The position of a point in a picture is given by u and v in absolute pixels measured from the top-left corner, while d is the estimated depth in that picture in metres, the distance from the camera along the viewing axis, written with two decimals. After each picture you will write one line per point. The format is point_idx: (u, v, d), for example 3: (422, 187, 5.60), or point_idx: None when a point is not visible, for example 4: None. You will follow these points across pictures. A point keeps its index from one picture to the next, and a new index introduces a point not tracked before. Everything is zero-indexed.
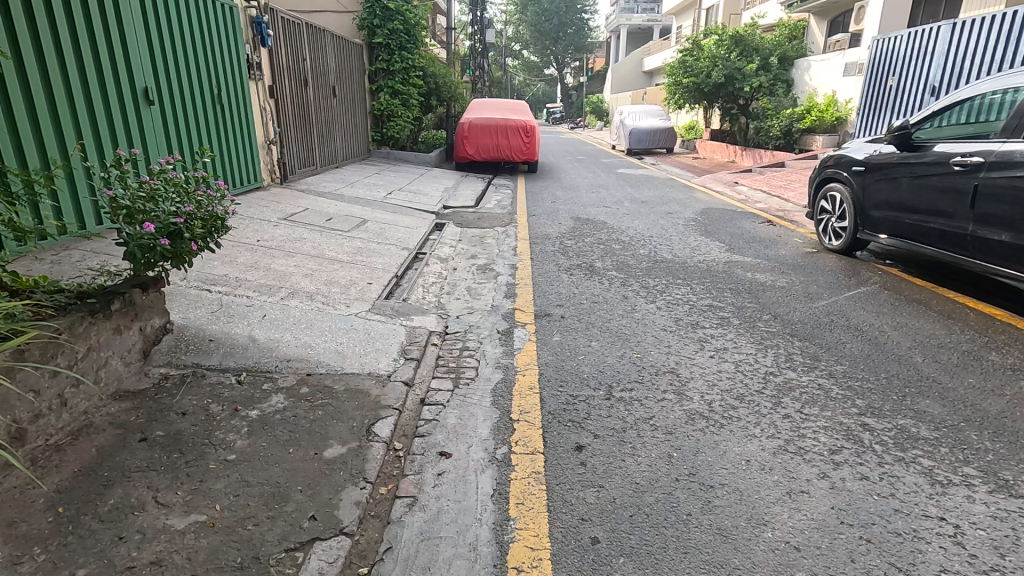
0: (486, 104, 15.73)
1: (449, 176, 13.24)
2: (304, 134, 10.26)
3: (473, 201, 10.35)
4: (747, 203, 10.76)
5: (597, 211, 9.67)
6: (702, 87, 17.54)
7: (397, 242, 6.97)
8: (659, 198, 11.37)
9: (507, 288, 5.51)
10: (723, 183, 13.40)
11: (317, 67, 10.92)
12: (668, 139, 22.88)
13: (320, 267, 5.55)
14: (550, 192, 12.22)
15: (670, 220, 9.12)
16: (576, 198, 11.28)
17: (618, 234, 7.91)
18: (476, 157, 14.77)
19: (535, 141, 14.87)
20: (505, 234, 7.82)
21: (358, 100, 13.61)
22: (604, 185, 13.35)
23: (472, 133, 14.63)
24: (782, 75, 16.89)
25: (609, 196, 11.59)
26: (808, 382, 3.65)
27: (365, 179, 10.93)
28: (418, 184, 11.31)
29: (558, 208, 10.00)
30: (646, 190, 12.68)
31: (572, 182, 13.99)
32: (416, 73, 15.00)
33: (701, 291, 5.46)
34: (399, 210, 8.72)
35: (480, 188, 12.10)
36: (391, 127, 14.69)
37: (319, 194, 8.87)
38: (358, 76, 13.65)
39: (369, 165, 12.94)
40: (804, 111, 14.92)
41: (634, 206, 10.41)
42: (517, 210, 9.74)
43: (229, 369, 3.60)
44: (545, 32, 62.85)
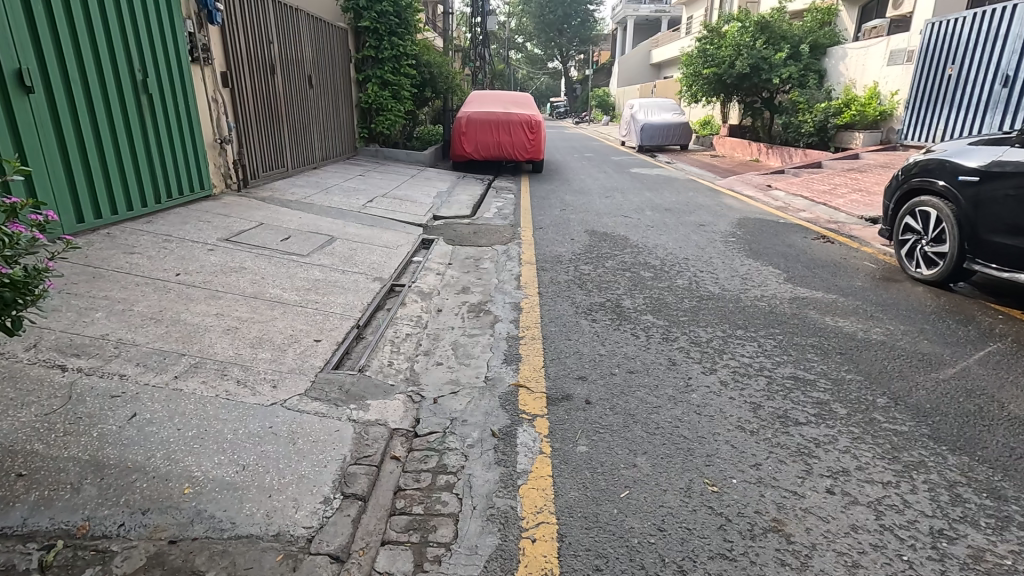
0: (486, 96, 14.22)
1: (444, 178, 11.77)
2: (272, 130, 8.76)
3: (469, 209, 8.89)
4: (788, 212, 9.25)
5: (615, 223, 8.20)
6: (724, 77, 16.03)
7: (370, 269, 5.54)
8: (685, 205, 9.85)
9: (508, 343, 4.05)
10: (753, 186, 11.89)
11: (289, 52, 9.40)
12: (683, 135, 21.29)
13: (254, 315, 4.09)
14: (559, 197, 10.76)
15: (704, 234, 7.65)
16: (588, 205, 9.79)
17: (644, 256, 6.43)
18: (475, 156, 13.27)
19: (540, 138, 13.38)
20: (506, 255, 6.37)
21: (342, 93, 12.09)
22: (619, 188, 11.86)
23: (471, 128, 13.10)
24: (814, 65, 15.14)
25: (626, 202, 10.09)
26: (1011, 558, 2.18)
27: (345, 183, 9.45)
28: (406, 188, 9.85)
29: (568, 218, 8.54)
30: (667, 194, 11.20)
31: (583, 184, 12.51)
32: (409, 61, 13.46)
33: (771, 349, 4.01)
34: (380, 223, 7.28)
35: (478, 192, 10.65)
36: (380, 122, 13.19)
37: (284, 204, 7.41)
38: (343, 65, 12.13)
39: (354, 166, 11.46)
40: (842, 106, 13.40)
41: (657, 215, 8.91)
42: (521, 220, 8.28)
43: (35, 537, 2.12)
44: (550, 24, 60.89)
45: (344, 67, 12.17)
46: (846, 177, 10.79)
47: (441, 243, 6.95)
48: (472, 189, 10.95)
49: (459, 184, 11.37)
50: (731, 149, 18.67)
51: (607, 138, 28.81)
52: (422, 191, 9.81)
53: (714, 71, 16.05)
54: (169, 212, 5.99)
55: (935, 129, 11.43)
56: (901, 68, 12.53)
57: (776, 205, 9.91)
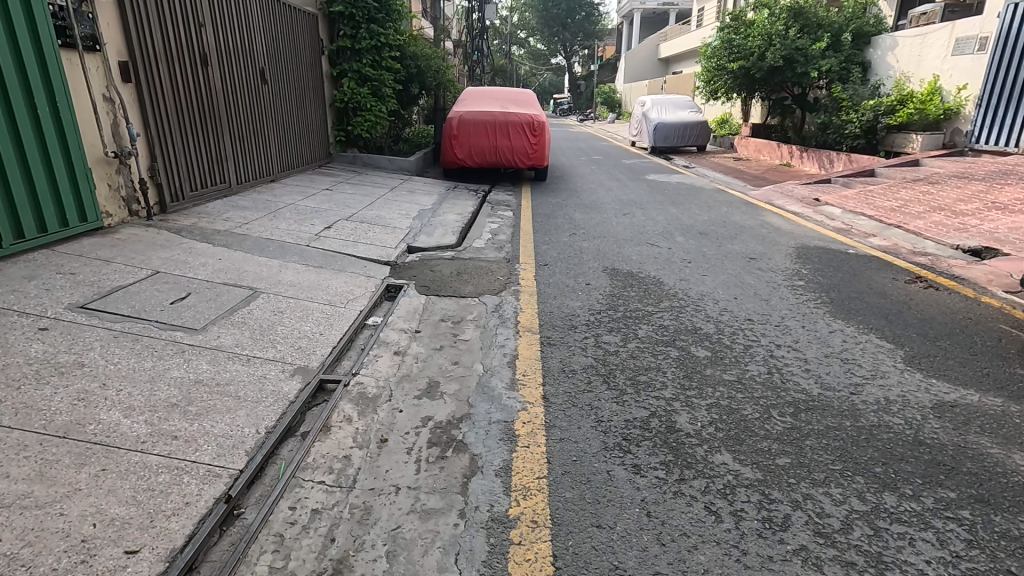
0: (482, 93, 12.41)
1: (430, 191, 9.99)
2: (207, 136, 6.96)
3: (456, 235, 7.12)
4: (851, 236, 7.44)
5: (641, 256, 6.41)
6: (753, 71, 14.24)
7: (294, 351, 3.76)
8: (721, 227, 8.05)
9: (489, 542, 2.27)
10: (795, 198, 10.07)
11: (231, 40, 7.59)
12: (701, 135, 19.42)
13: (37, 485, 2.30)
14: (567, 213, 8.97)
15: (757, 273, 5.86)
16: (603, 226, 8.00)
17: (689, 315, 4.64)
18: (470, 162, 11.46)
19: (544, 142, 11.58)
20: (497, 316, 4.59)
21: (310, 90, 10.26)
22: (636, 201, 10.07)
23: (465, 130, 11.27)
24: (857, 57, 13.31)
25: (648, 223, 8.29)
26: None
27: (304, 202, 7.67)
28: (380, 207, 8.07)
29: (579, 248, 6.78)
30: (696, 209, 9.40)
31: (593, 196, 10.71)
32: (392, 53, 11.66)
33: (968, 554, 2.21)
34: (333, 262, 5.52)
35: (471, 209, 8.90)
36: (357, 124, 11.39)
37: (209, 235, 5.65)
38: (311, 58, 10.31)
39: (323, 178, 9.68)
40: (896, 103, 11.59)
41: (691, 243, 7.11)
42: (521, 253, 6.51)
43: None
44: (553, 18, 58.91)
45: (312, 60, 10.35)
46: (912, 188, 8.98)
47: (412, 292, 5.17)
48: (463, 205, 9.19)
49: (448, 198, 9.61)
50: (757, 151, 16.81)
51: (614, 137, 26.95)
52: (400, 211, 8.05)
53: (742, 64, 14.27)
54: (17, 262, 4.21)
55: (1017, 131, 9.75)
56: (970, 58, 10.61)
57: (833, 225, 8.09)
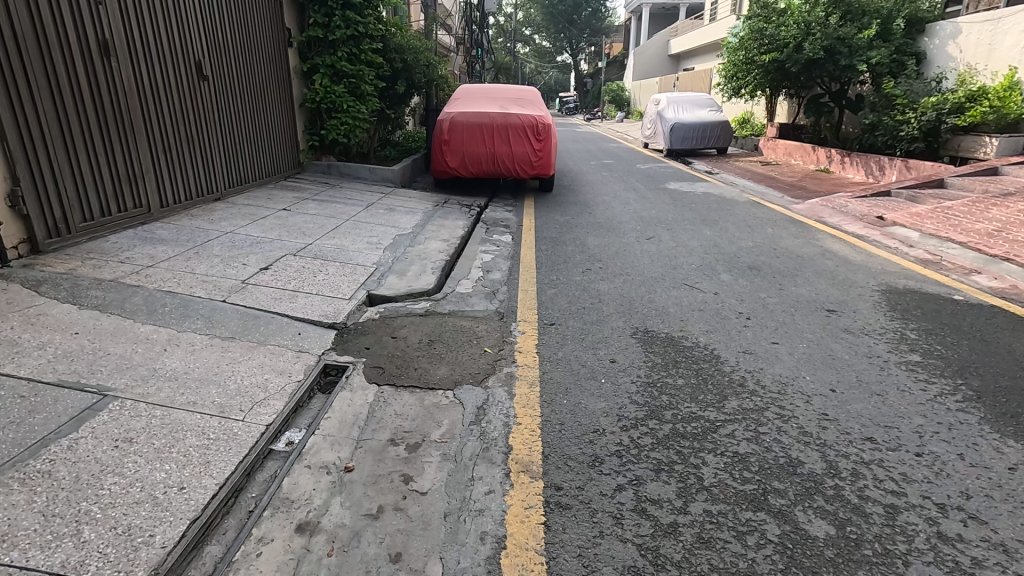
0: (480, 91, 10.77)
1: (414, 208, 8.39)
2: (115, 148, 5.39)
3: (437, 274, 5.50)
4: (947, 273, 5.78)
5: (679, 309, 4.79)
6: (788, 65, 12.53)
7: (107, 543, 2.13)
8: (772, 257, 6.42)
9: None
10: (852, 215, 8.40)
11: (151, 25, 6.02)
12: (722, 137, 17.72)
13: None
14: (577, 237, 7.37)
15: (847, 338, 4.23)
16: (624, 258, 6.37)
17: (773, 431, 3.02)
18: (464, 171, 9.84)
19: (551, 149, 9.94)
20: (477, 436, 2.97)
21: (268, 90, 8.67)
22: (660, 219, 8.42)
23: (458, 133, 9.64)
24: (909, 47, 11.66)
25: (680, 251, 6.66)
26: None
27: (246, 230, 6.08)
28: (344, 234, 6.46)
29: (597, 293, 5.18)
30: (735, 230, 7.76)
31: (607, 211, 9.09)
32: (372, 45, 10.05)
33: None
34: (252, 332, 3.91)
35: (462, 232, 7.29)
36: (331, 127, 9.78)
37: (85, 288, 4.08)
38: (269, 53, 8.73)
39: (285, 194, 8.09)
40: (966, 99, 9.88)
41: (741, 284, 5.48)
42: (519, 303, 4.88)
43: None
44: (558, 14, 57.15)
45: (270, 54, 8.76)
46: (1004, 206, 7.31)
47: (358, 381, 3.55)
48: (451, 226, 7.57)
49: (434, 217, 8.01)
50: (789, 155, 15.08)
51: (624, 138, 25.25)
52: (369, 239, 6.45)
53: (775, 56, 12.57)
54: None
55: None
56: None
57: (915, 256, 6.41)
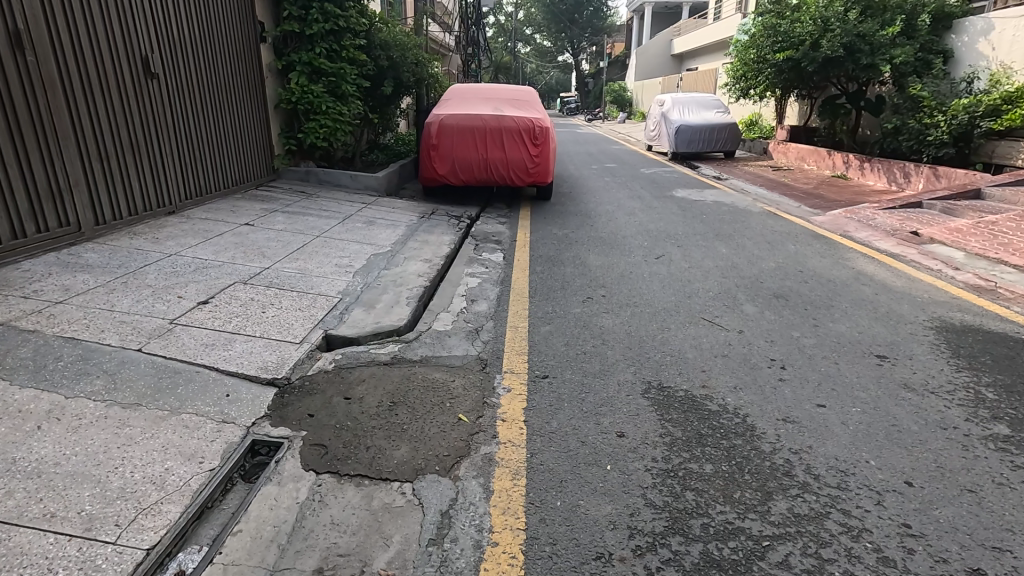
0: (473, 91, 9.95)
1: (396, 221, 7.59)
2: (29, 158, 4.60)
3: (412, 306, 4.70)
4: (1006, 304, 4.97)
5: (699, 355, 3.99)
6: (803, 64, 11.72)
7: None
8: (799, 282, 5.62)
9: None
10: (881, 229, 7.59)
11: (83, 14, 5.22)
12: (730, 140, 16.91)
13: None
14: (576, 255, 6.57)
15: (910, 398, 3.42)
16: (630, 282, 5.57)
17: (842, 560, 2.21)
18: (455, 179, 9.04)
19: (549, 155, 9.14)
20: (437, 568, 2.17)
21: (235, 90, 7.87)
22: (668, 233, 7.62)
23: (448, 137, 8.84)
24: (935, 44, 10.82)
25: (693, 274, 5.86)
26: None
27: (195, 251, 5.28)
28: (310, 255, 5.66)
29: (600, 332, 4.38)
30: (752, 247, 6.96)
31: (610, 224, 8.28)
32: (355, 41, 9.26)
33: None
34: (164, 396, 3.10)
35: (447, 249, 6.48)
36: (308, 130, 8.97)
37: None
38: (236, 49, 7.92)
39: (253, 205, 7.30)
40: (1002, 101, 9.07)
41: (768, 318, 4.68)
42: (507, 347, 4.08)
43: None
44: (558, 13, 56.30)
45: (237, 51, 7.95)
46: None
47: (292, 468, 2.73)
48: (435, 242, 6.77)
49: (417, 231, 7.21)
50: (802, 159, 14.25)
51: (625, 140, 24.41)
52: (337, 260, 5.65)
53: (790, 54, 11.76)
54: None
55: None
56: None
57: (963, 280, 5.61)
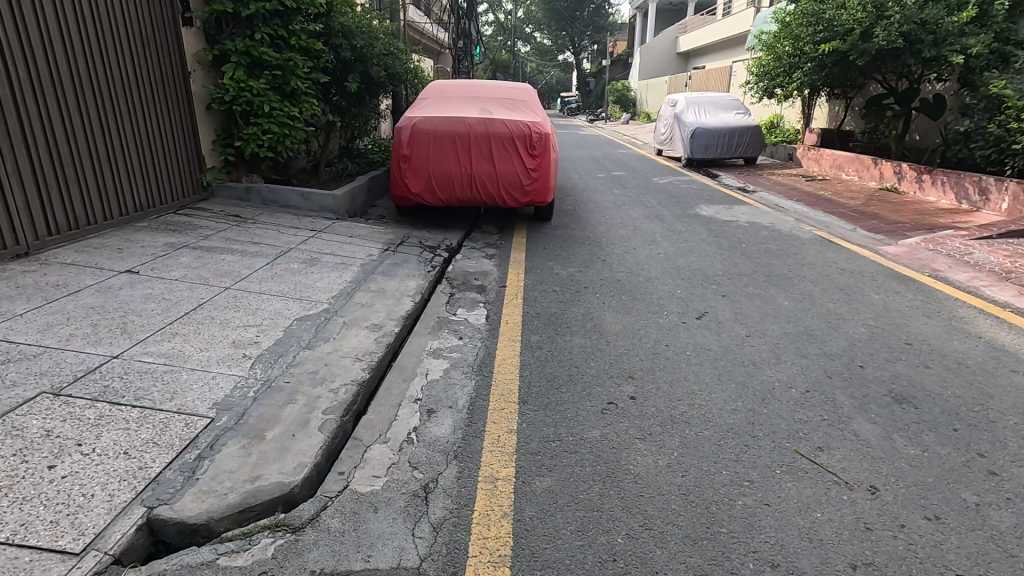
0: (459, 89, 8.15)
1: (350, 258, 5.81)
2: None
3: (327, 436, 2.89)
4: None
5: (821, 563, 2.20)
6: (851, 58, 9.89)
7: None
8: (917, 368, 3.82)
9: None
10: (987, 268, 5.79)
11: None
12: (752, 144, 15.14)
13: None
14: (588, 313, 4.78)
15: None
16: (670, 369, 3.78)
17: None
18: (432, 199, 7.25)
19: (549, 170, 7.31)
20: None
21: (139, 86, 6.07)
22: (705, 275, 5.82)
23: (423, 146, 7.06)
24: (1013, 33, 9.03)
25: (758, 351, 4.05)
26: None
27: (13, 327, 3.50)
28: (201, 326, 3.88)
29: (636, 492, 2.58)
30: (822, 299, 5.19)
31: (627, 258, 6.49)
32: (308, 26, 7.47)
33: None
34: None
35: (409, 307, 4.68)
36: (249, 136, 7.16)
37: None
38: (140, 34, 6.12)
39: (157, 237, 5.52)
40: None
41: (907, 455, 2.87)
42: (472, 546, 2.26)
43: None
44: (559, 10, 54.40)
45: (143, 36, 6.15)
46: None
47: None
48: (394, 293, 4.98)
49: (373, 274, 5.41)
50: (839, 167, 12.45)
51: (631, 143, 22.58)
52: (239, 334, 3.85)
53: (836, 46, 9.90)
54: None
55: None
56: None
57: None
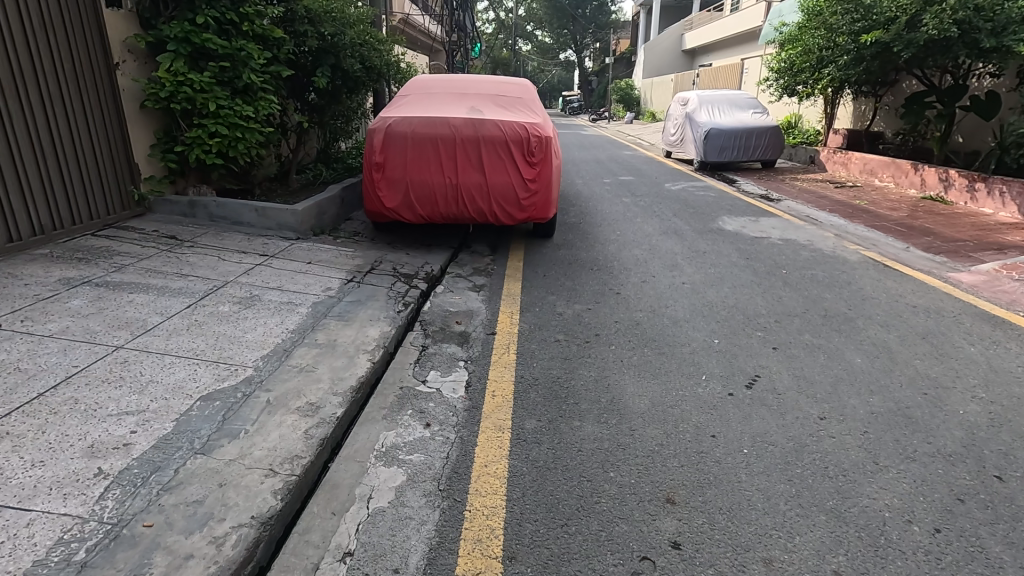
0: (446, 84, 6.98)
1: (301, 294, 4.65)
2: None
3: None
4: None
5: None
6: (895, 51, 8.60)
7: None
8: None
9: None
10: None
11: None
12: (771, 146, 13.97)
13: None
14: (602, 377, 3.61)
15: None
16: (726, 486, 2.61)
17: None
18: (411, 215, 6.09)
19: (552, 181, 6.13)
20: None
21: (44, 78, 4.90)
22: (747, 316, 4.65)
23: (400, 152, 5.90)
24: None
25: (844, 449, 2.88)
26: None
27: None
28: (51, 419, 2.70)
29: None
30: (904, 352, 4.01)
31: (646, 289, 5.32)
32: (264, 9, 6.30)
33: None
34: None
35: (363, 373, 3.51)
36: (192, 140, 6.00)
37: None
38: (43, 13, 4.91)
39: (52, 270, 4.34)
40: None
41: None
42: None
43: None
44: (560, 7, 53.19)
45: (47, 16, 4.94)
46: None
47: None
48: (347, 349, 3.81)
49: (326, 319, 4.24)
50: (871, 172, 11.29)
51: (637, 144, 21.40)
52: (103, 432, 2.67)
53: (878, 37, 8.64)
54: None
55: None
56: None
57: None
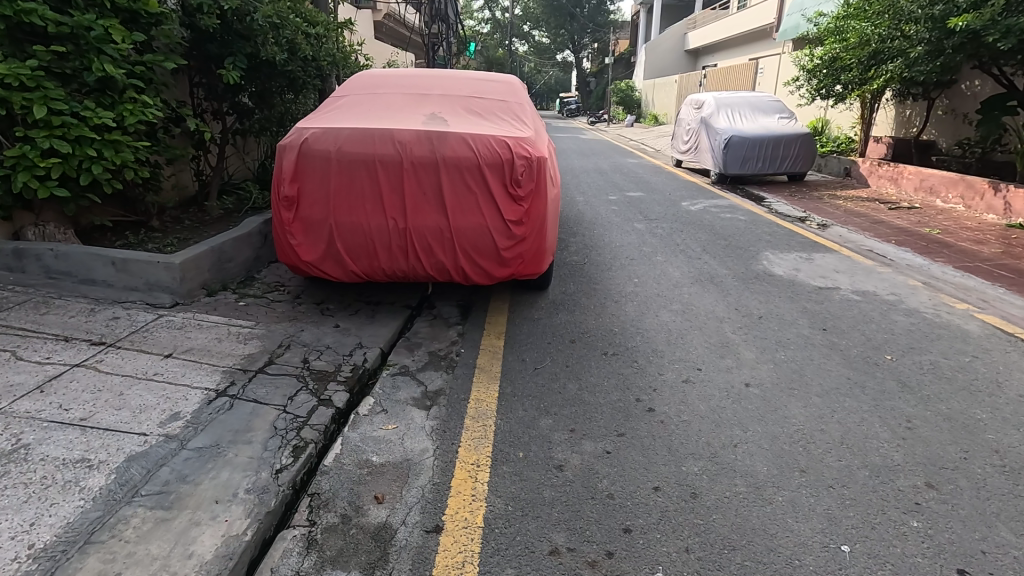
0: (400, 83, 5.07)
1: (117, 433, 2.72)
2: None
3: None
4: None
5: None
6: (989, 40, 6.73)
7: None
8: None
9: None
10: None
11: None
12: (801, 156, 12.11)
13: None
14: None
15: None
16: None
17: None
18: (340, 272, 4.16)
19: (546, 222, 4.22)
20: None
21: None
22: (876, 475, 2.74)
23: (321, 181, 3.98)
24: None
25: None
26: None
27: None
28: None
29: None
30: None
31: (695, 401, 3.40)
32: None
33: None
34: None
35: None
36: (14, 160, 4.08)
37: None
38: None
39: None
40: None
41: None
42: None
43: None
44: (557, 6, 51.40)
45: None
46: None
47: None
48: None
49: (130, 505, 2.32)
50: (930, 189, 9.42)
51: (642, 151, 19.50)
52: None
53: (968, 21, 6.74)
54: None
55: None
56: None
57: None
